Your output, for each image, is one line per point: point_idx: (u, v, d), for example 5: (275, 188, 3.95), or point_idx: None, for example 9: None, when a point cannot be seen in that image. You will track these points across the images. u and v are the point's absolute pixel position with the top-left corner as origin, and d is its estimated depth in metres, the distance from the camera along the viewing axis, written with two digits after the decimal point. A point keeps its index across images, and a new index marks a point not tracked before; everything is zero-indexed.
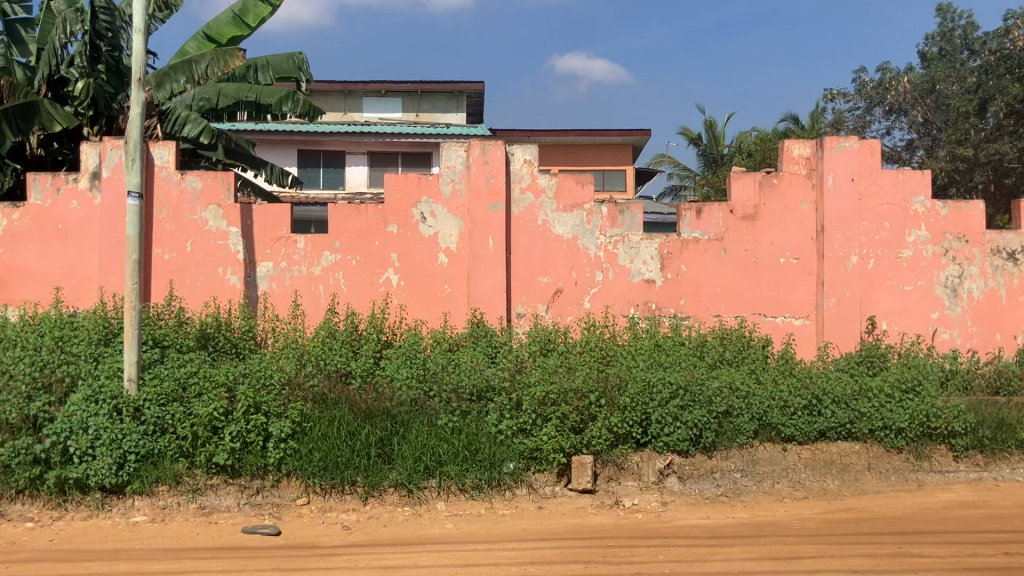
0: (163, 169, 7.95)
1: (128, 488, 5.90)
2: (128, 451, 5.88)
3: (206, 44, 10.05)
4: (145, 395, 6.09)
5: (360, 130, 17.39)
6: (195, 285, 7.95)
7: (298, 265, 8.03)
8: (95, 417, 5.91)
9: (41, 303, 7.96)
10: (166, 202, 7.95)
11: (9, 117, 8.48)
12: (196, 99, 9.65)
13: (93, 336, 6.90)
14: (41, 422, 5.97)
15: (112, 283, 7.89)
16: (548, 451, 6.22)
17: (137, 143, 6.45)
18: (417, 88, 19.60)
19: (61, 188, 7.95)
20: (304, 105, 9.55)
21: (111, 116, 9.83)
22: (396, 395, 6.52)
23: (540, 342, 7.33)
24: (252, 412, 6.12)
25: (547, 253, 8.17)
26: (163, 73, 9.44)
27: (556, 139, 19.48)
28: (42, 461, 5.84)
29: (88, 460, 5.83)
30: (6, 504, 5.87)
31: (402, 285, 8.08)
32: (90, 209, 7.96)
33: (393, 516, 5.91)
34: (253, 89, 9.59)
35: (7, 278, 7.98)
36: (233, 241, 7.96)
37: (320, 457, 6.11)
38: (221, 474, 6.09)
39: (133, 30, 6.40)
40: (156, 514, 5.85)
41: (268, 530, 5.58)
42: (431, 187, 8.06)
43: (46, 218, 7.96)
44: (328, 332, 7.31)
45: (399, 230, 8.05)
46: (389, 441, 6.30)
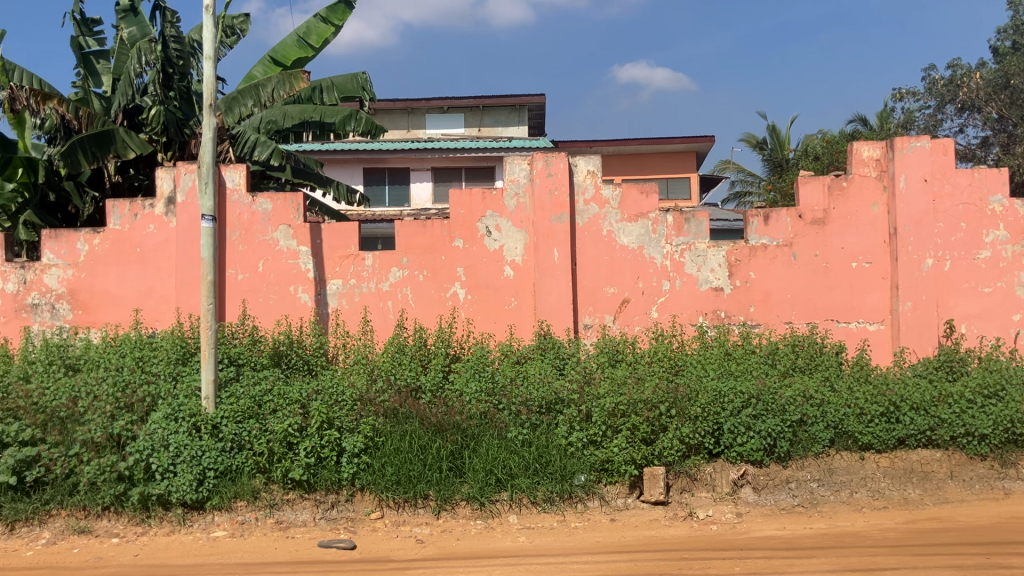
0: (235, 192, 8.15)
1: (208, 504, 6.06)
2: (208, 467, 6.05)
3: (271, 66, 10.29)
4: (222, 412, 6.26)
5: (424, 146, 17.58)
6: (268, 304, 8.12)
7: (367, 281, 8.17)
8: (176, 434, 6.09)
9: (121, 324, 8.23)
10: (239, 223, 8.14)
11: (84, 144, 8.76)
12: (263, 122, 9.76)
13: (172, 355, 7.15)
14: (125, 439, 6.15)
15: (189, 304, 8.10)
16: (619, 462, 6.20)
17: (210, 166, 6.65)
18: (478, 103, 19.75)
19: (138, 213, 8.21)
20: (367, 122, 9.66)
21: (184, 143, 10.12)
22: (466, 408, 6.57)
23: (608, 353, 7.28)
24: (327, 427, 6.24)
25: (613, 263, 8.14)
26: (231, 97, 9.65)
27: (619, 149, 19.42)
28: (126, 478, 6.03)
29: (170, 477, 6.02)
30: (94, 520, 6.06)
31: (469, 298, 8.13)
32: (166, 233, 8.19)
33: (466, 530, 5.93)
34: (318, 110, 9.69)
35: (89, 301, 8.26)
36: (304, 260, 8.11)
37: (393, 471, 6.17)
38: (297, 489, 6.21)
39: (203, 57, 6.57)
40: (235, 529, 5.97)
41: (343, 543, 5.66)
42: (496, 201, 8.11)
43: (125, 241, 8.23)
44: (398, 346, 7.38)
45: (465, 244, 8.11)
46: (460, 454, 6.35)
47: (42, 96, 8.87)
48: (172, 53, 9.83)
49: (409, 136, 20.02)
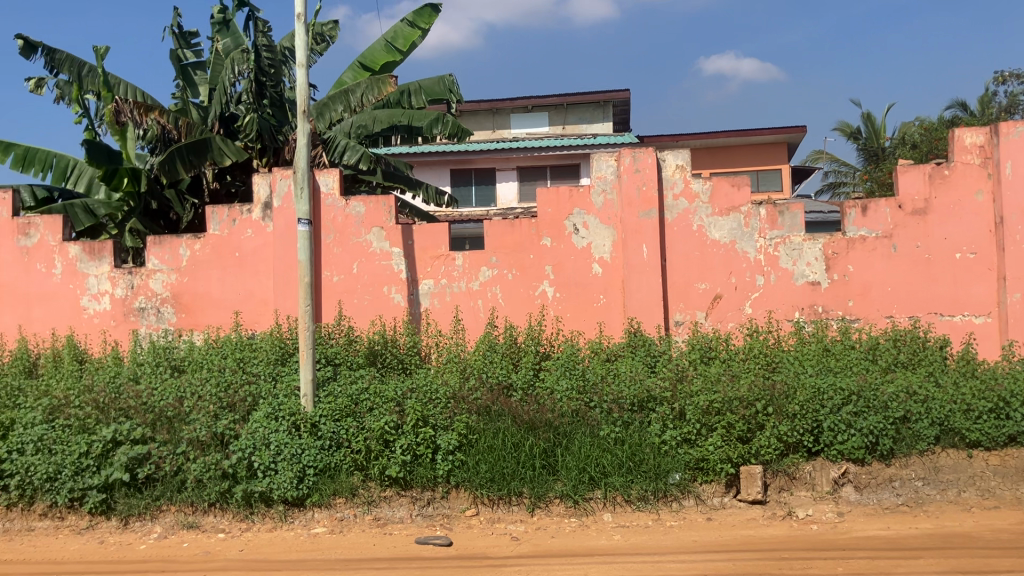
0: (328, 196, 8.32)
1: (308, 501, 6.22)
2: (308, 465, 6.21)
3: (360, 71, 10.48)
4: (320, 411, 6.43)
5: (509, 145, 17.64)
6: (362, 304, 8.28)
7: (458, 281, 8.25)
8: (277, 433, 6.29)
9: (223, 326, 8.50)
10: (333, 226, 8.33)
11: (183, 155, 9.10)
12: (354, 127, 10.00)
13: (271, 356, 7.37)
14: (228, 438, 6.39)
15: (287, 306, 8.30)
16: (715, 461, 6.10)
17: (304, 171, 6.81)
18: (563, 101, 19.73)
19: (236, 218, 8.46)
20: (454, 125, 9.71)
21: (278, 149, 10.41)
22: (558, 406, 6.57)
23: (701, 350, 7.18)
24: (422, 425, 6.35)
25: (705, 258, 8.02)
26: (322, 103, 9.93)
27: (707, 143, 19.14)
28: (231, 475, 6.25)
29: (272, 474, 6.19)
30: (201, 516, 6.28)
31: (558, 296, 8.13)
32: (264, 237, 8.42)
33: (561, 528, 5.93)
34: (405, 114, 9.81)
35: (192, 304, 8.56)
36: (396, 261, 8.25)
37: (487, 468, 6.23)
38: (394, 486, 6.32)
39: (296, 65, 6.74)
40: (334, 525, 6.11)
41: (440, 540, 5.73)
42: (583, 199, 8.09)
43: (225, 246, 8.50)
44: (489, 345, 7.44)
45: (553, 243, 8.12)
46: (553, 452, 6.36)
47: (144, 108, 9.34)
48: (264, 63, 10.03)
49: (494, 136, 20.13)
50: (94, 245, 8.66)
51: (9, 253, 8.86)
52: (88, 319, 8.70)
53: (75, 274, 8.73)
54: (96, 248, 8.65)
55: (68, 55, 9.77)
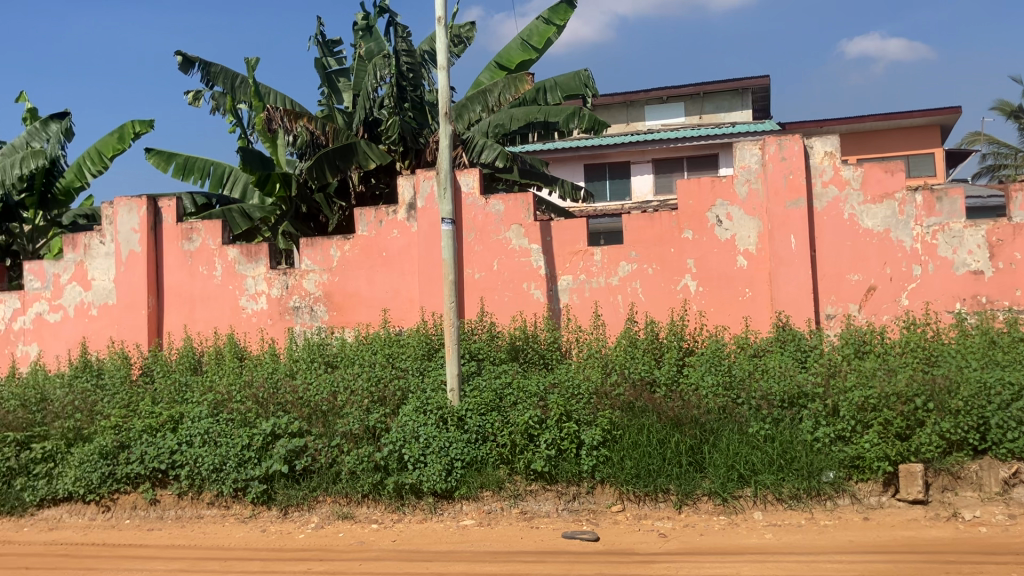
0: (469, 195, 8.52)
1: (457, 493, 6.35)
2: (456, 458, 6.36)
3: (497, 71, 10.61)
4: (467, 405, 6.61)
5: (644, 138, 17.48)
6: (503, 301, 8.41)
7: (597, 276, 8.23)
8: (426, 426, 6.48)
9: (372, 323, 8.78)
10: (473, 225, 8.51)
11: (332, 160, 9.52)
12: (490, 126, 10.06)
13: (419, 351, 7.62)
14: (380, 431, 6.65)
15: (431, 303, 8.49)
16: (872, 459, 5.87)
17: (447, 172, 7.00)
18: (699, 90, 19.39)
19: (383, 219, 8.74)
20: (590, 119, 9.71)
21: (419, 150, 10.70)
22: (704, 402, 6.48)
23: (854, 344, 6.92)
24: (566, 420, 6.40)
25: (857, 248, 7.72)
26: (461, 104, 10.23)
27: (852, 128, 18.40)
28: (382, 468, 6.46)
29: (421, 467, 6.36)
30: (355, 507, 6.51)
31: (701, 290, 8.00)
32: (409, 237, 8.65)
33: (710, 525, 5.84)
34: (541, 110, 9.86)
35: (342, 303, 8.89)
36: (535, 258, 8.32)
37: (632, 464, 6.21)
38: (540, 480, 6.37)
39: (437, 68, 6.93)
40: (483, 518, 6.22)
41: (587, 535, 5.74)
42: (726, 189, 7.93)
43: (373, 246, 8.79)
44: (630, 340, 7.39)
45: (695, 236, 8.00)
46: (700, 448, 6.27)
47: (293, 116, 9.83)
48: (403, 66, 10.22)
49: (629, 129, 20.00)
50: (252, 248, 9.08)
51: (174, 257, 9.42)
52: (247, 318, 9.15)
53: (234, 276, 9.19)
54: (254, 251, 9.08)
55: (223, 69, 10.29)
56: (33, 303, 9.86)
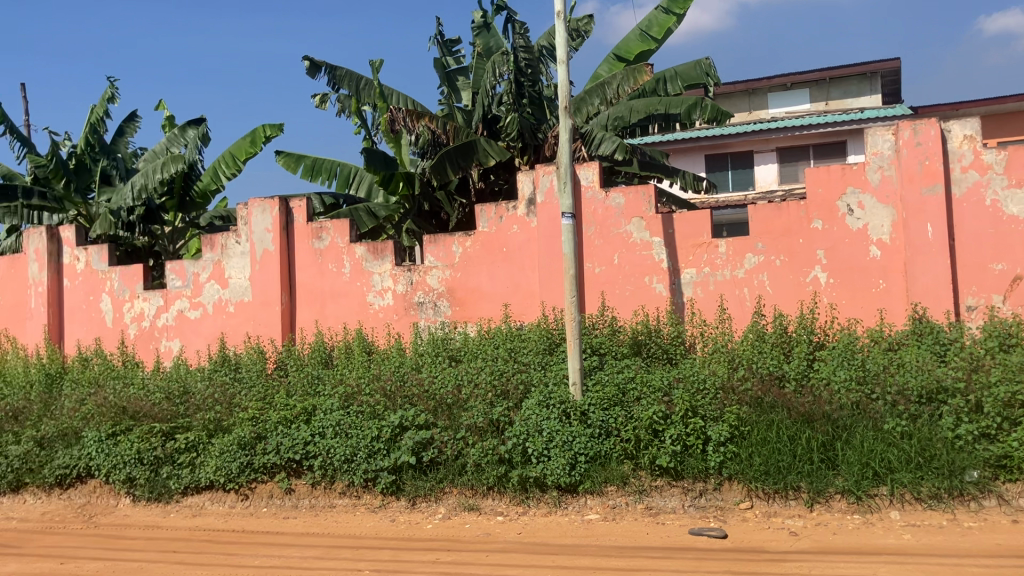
0: (589, 189, 8.50)
1: (581, 487, 6.34)
2: (580, 452, 6.36)
3: (616, 63, 10.56)
4: (590, 400, 6.62)
5: (767, 127, 17.05)
6: (625, 296, 8.35)
7: (721, 269, 8.07)
8: (548, 420, 6.53)
9: (493, 318, 8.87)
10: (594, 218, 8.48)
11: (452, 157, 9.67)
12: (609, 119, 9.92)
13: (540, 345, 7.66)
14: (504, 424, 6.74)
15: (552, 298, 8.51)
16: (1021, 458, 5.56)
17: (567, 166, 7.00)
18: (824, 76, 18.77)
19: (503, 215, 8.81)
20: (713, 110, 9.50)
21: (537, 146, 10.69)
22: (836, 398, 6.28)
23: (998, 336, 6.55)
24: (691, 415, 6.32)
25: (1000, 236, 7.30)
26: (579, 98, 10.29)
27: (991, 109, 17.45)
28: (507, 461, 6.54)
29: (545, 460, 6.40)
30: (481, 498, 6.60)
31: (832, 282, 7.73)
32: (529, 232, 8.70)
33: (843, 524, 5.65)
34: (662, 102, 9.64)
35: (464, 298, 9.02)
36: (657, 251, 8.24)
37: (761, 461, 6.04)
38: (665, 476, 6.31)
39: (557, 62, 6.95)
40: (607, 512, 6.20)
41: (715, 532, 5.65)
42: (858, 177, 7.66)
43: (493, 242, 8.88)
44: (757, 335, 7.22)
45: (824, 226, 7.75)
46: (832, 445, 6.07)
47: (415, 115, 10.11)
48: (522, 62, 10.38)
49: (751, 118, 19.54)
50: (377, 245, 9.32)
51: (305, 255, 9.76)
52: (374, 313, 9.39)
53: (362, 272, 9.44)
54: (379, 248, 9.32)
55: (349, 71, 10.59)
56: (176, 300, 10.39)
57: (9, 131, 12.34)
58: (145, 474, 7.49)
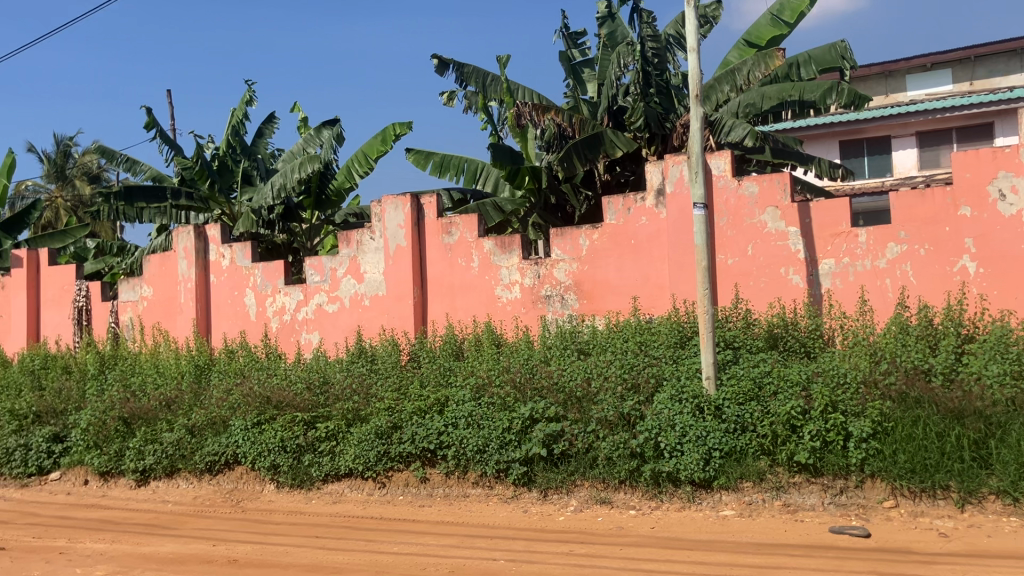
0: (721, 177, 8.37)
1: (716, 483, 6.26)
2: (714, 447, 6.26)
3: (746, 49, 10.33)
4: (725, 394, 6.50)
5: (906, 109, 16.33)
6: (759, 288, 8.17)
7: (862, 259, 7.78)
8: (681, 415, 6.45)
9: (622, 311, 8.82)
10: (726, 209, 8.33)
11: (579, 150, 9.66)
12: (741, 106, 9.76)
13: (671, 339, 7.58)
14: (635, 418, 6.68)
15: (683, 290, 8.40)
16: None
17: (698, 156, 6.88)
18: (969, 54, 17.82)
19: (631, 207, 8.76)
20: (851, 93, 9.05)
21: (665, 137, 10.58)
22: (988, 394, 5.95)
23: None
24: (831, 410, 6.13)
25: None
26: (709, 86, 10.14)
27: None
28: (639, 455, 6.50)
29: (678, 455, 6.33)
30: (613, 492, 6.60)
31: (982, 272, 7.30)
32: (657, 223, 8.61)
33: (998, 527, 5.42)
34: (796, 87, 9.42)
35: (593, 291, 9.00)
36: (793, 241, 8.03)
37: (907, 458, 5.82)
38: (804, 473, 6.16)
39: (687, 50, 6.85)
40: (743, 509, 6.11)
41: (857, 530, 5.47)
42: (1010, 160, 7.19)
43: (621, 234, 8.84)
44: (901, 327, 6.93)
45: (973, 213, 7.33)
46: (985, 443, 5.77)
47: (540, 109, 10.32)
48: (649, 52, 10.36)
49: (888, 101, 18.76)
50: (505, 239, 9.42)
51: (435, 250, 9.96)
52: (503, 306, 9.48)
53: (490, 267, 9.56)
54: (507, 242, 9.41)
55: (475, 68, 10.72)
56: (315, 295, 10.78)
57: (159, 135, 13.06)
58: (288, 461, 7.81)
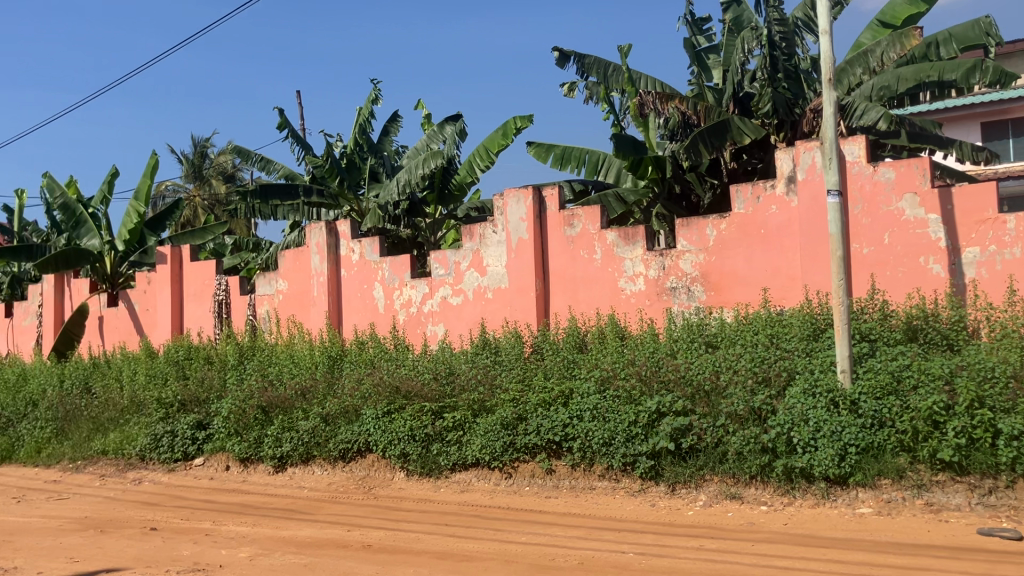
0: (854, 164, 8.07)
1: (852, 480, 6.06)
2: (850, 443, 6.05)
3: (881, 30, 9.93)
4: (861, 388, 6.29)
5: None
6: (897, 278, 7.84)
7: (1011, 247, 7.33)
8: (815, 409, 6.27)
9: (752, 303, 8.62)
10: (861, 196, 8.02)
11: (704, 138, 9.50)
12: (875, 89, 9.40)
13: (804, 331, 7.37)
14: (766, 413, 6.52)
15: (816, 280, 8.17)
16: None
17: (832, 142, 6.69)
18: None
19: (761, 195, 8.57)
20: (995, 71, 8.64)
21: (795, 122, 10.30)
22: None
23: None
24: (977, 406, 5.84)
25: None
26: (841, 69, 9.77)
27: None
28: (770, 450, 6.37)
29: (812, 451, 6.17)
30: (743, 487, 6.49)
31: None
32: (788, 212, 8.40)
33: None
34: (935, 68, 8.96)
35: (720, 282, 8.82)
36: (934, 229, 7.66)
37: None
38: (948, 471, 5.90)
39: (819, 33, 6.64)
40: (882, 507, 5.90)
41: (1008, 533, 5.18)
42: None
43: (750, 224, 8.65)
44: None
45: None
46: None
47: (665, 97, 10.03)
48: (776, 35, 10.07)
49: None
50: (629, 231, 9.34)
51: (558, 243, 9.96)
52: (626, 299, 9.41)
53: (614, 259, 9.50)
54: (631, 233, 9.33)
55: (597, 58, 10.65)
56: (440, 288, 10.97)
57: (291, 135, 13.56)
58: (417, 450, 8.00)
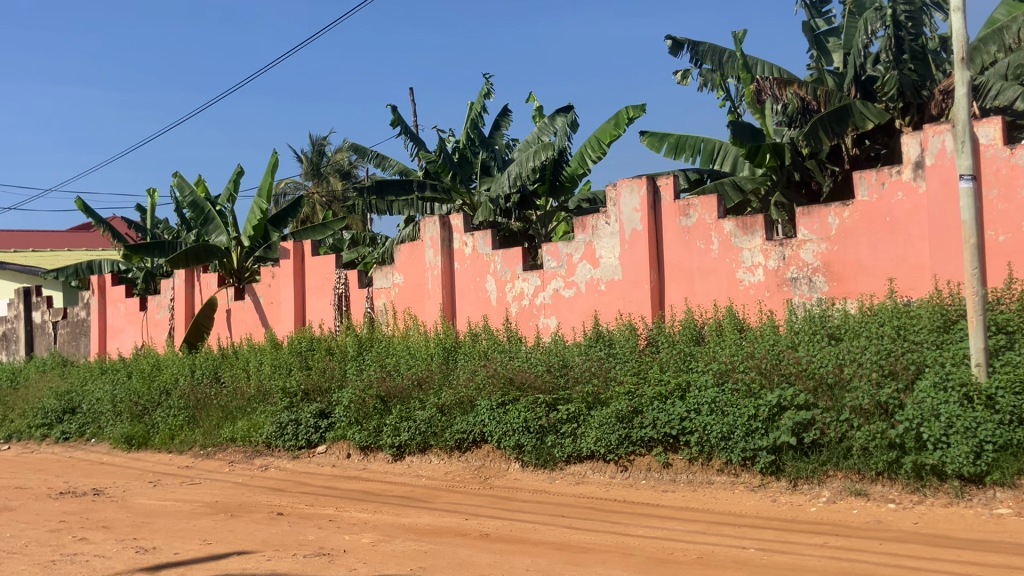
0: (989, 147, 7.69)
1: (988, 478, 5.79)
2: (986, 440, 5.78)
3: (1017, 5, 9.54)
4: (997, 382, 6.01)
5: None
6: None
7: None
8: (947, 404, 6.02)
9: (876, 293, 8.31)
10: (996, 180, 7.63)
11: (824, 124, 9.18)
12: (1013, 67, 8.86)
13: (934, 323, 7.04)
14: (893, 407, 6.29)
15: (947, 271, 7.82)
16: None
17: (964, 124, 6.40)
18: None
19: (886, 181, 8.26)
20: None
21: (922, 104, 10.00)
22: None
23: None
24: None
25: None
26: (973, 47, 9.28)
27: None
28: (898, 446, 6.14)
29: (944, 447, 5.91)
30: (869, 484, 6.29)
31: None
32: (916, 199, 8.06)
33: None
34: None
35: (843, 272, 8.55)
36: None
37: None
38: None
39: (951, 10, 6.35)
40: (1022, 507, 5.61)
41: None
42: None
43: (875, 212, 8.34)
44: None
45: None
46: None
47: (783, 83, 9.97)
48: (901, 15, 9.70)
49: None
50: (746, 220, 9.15)
51: (673, 233, 9.83)
52: (745, 290, 9.19)
53: (731, 249, 9.30)
54: (749, 223, 9.14)
55: (712, 45, 10.42)
56: (552, 280, 10.98)
57: (405, 131, 13.80)
58: (532, 441, 8.05)
